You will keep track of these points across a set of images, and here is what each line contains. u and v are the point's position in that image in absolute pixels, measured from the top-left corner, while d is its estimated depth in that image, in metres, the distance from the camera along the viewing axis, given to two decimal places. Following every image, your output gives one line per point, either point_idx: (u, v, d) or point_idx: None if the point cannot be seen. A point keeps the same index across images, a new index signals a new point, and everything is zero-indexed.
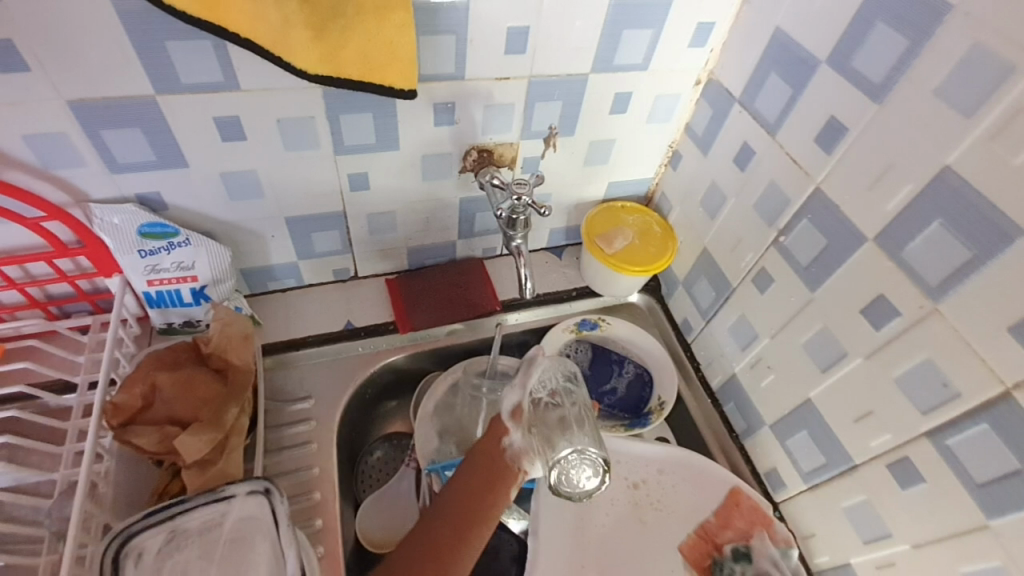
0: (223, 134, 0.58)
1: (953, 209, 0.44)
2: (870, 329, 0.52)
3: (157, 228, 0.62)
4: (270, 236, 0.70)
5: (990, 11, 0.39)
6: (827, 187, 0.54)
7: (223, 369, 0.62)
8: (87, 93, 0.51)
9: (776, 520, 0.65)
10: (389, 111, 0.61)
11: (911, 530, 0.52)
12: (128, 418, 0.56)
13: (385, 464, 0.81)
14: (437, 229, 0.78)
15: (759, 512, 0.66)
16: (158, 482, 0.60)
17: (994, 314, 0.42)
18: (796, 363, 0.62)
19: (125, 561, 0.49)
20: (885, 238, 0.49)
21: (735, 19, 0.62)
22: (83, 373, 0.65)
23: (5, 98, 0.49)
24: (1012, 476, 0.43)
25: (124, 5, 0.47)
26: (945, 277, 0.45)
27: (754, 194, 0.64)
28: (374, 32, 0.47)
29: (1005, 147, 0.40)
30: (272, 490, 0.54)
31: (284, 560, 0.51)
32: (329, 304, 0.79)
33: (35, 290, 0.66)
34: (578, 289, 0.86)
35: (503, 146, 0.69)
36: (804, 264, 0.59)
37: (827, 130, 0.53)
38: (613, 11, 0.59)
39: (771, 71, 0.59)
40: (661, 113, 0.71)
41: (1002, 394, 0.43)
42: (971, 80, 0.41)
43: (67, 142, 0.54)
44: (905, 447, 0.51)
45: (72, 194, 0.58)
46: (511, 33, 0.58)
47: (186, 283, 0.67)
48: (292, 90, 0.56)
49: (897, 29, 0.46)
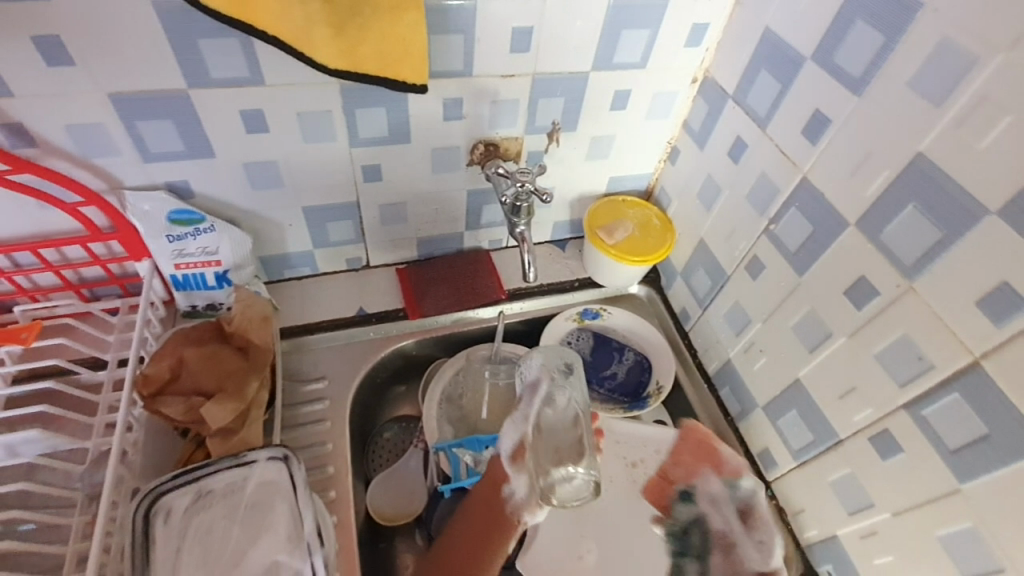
0: (248, 127, 0.62)
1: (925, 193, 0.47)
2: (852, 309, 0.55)
3: (185, 215, 0.66)
4: (288, 225, 0.75)
5: (955, 10, 0.43)
6: (813, 176, 0.58)
7: (244, 347, 0.66)
8: (125, 87, 0.56)
9: (720, 447, 0.69)
10: (402, 106, 0.65)
11: (892, 499, 0.55)
12: (158, 388, 0.61)
13: (394, 445, 0.84)
14: (446, 220, 0.82)
15: (704, 445, 0.70)
16: (182, 452, 0.64)
17: (963, 290, 0.45)
18: (786, 345, 0.65)
19: (155, 517, 0.54)
20: (865, 223, 0.53)
21: (729, 20, 0.66)
22: (114, 350, 0.70)
23: (52, 90, 0.54)
24: (981, 440, 0.46)
25: (162, 6, 0.51)
26: (918, 257, 0.48)
27: (746, 185, 0.67)
28: (390, 30, 0.52)
29: (970, 134, 0.43)
30: (290, 457, 0.58)
31: (301, 520, 0.55)
32: (342, 291, 0.83)
33: (70, 273, 0.70)
34: (581, 280, 0.89)
35: (508, 140, 0.73)
36: (792, 250, 0.62)
37: (813, 122, 0.57)
38: (612, 12, 0.62)
39: (762, 69, 0.62)
40: (659, 109, 0.75)
41: (971, 364, 0.46)
42: (940, 73, 0.44)
43: (106, 132, 0.58)
44: (886, 420, 0.54)
45: (107, 181, 0.63)
46: (516, 33, 0.62)
47: (210, 267, 0.71)
48: (313, 85, 0.60)
49: (874, 26, 0.49)
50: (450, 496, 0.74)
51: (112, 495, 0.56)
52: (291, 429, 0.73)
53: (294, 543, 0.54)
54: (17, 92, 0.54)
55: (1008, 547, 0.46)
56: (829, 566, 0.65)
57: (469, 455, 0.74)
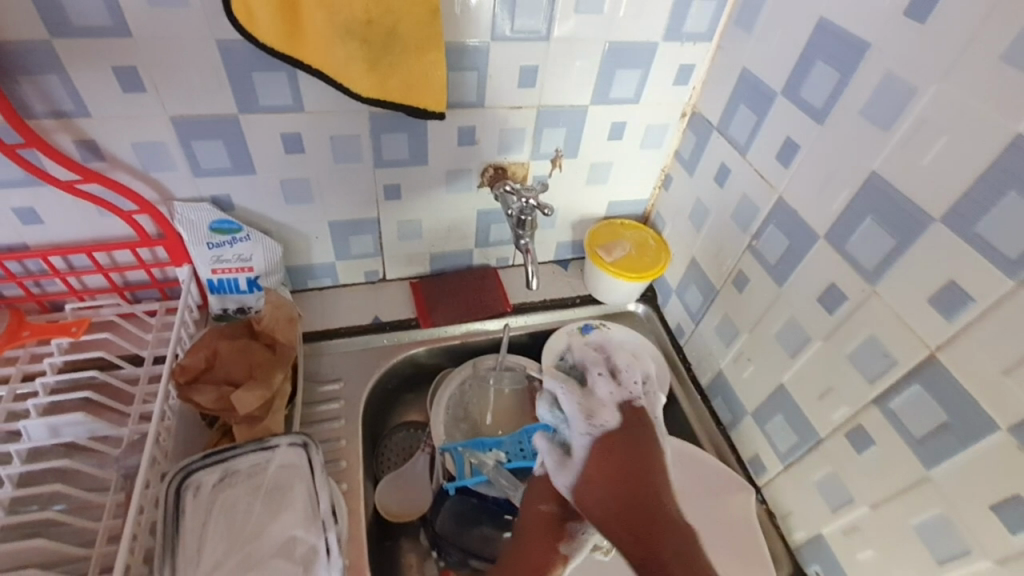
0: (287, 147, 0.71)
1: (880, 206, 0.54)
2: (826, 314, 0.61)
3: (225, 225, 0.74)
4: (315, 237, 0.82)
5: (897, 50, 0.50)
6: (787, 195, 0.65)
7: (271, 344, 0.72)
8: (186, 110, 0.65)
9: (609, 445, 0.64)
10: (422, 132, 0.74)
11: (869, 492, 0.59)
12: (193, 376, 0.67)
13: (402, 449, 0.89)
14: (457, 237, 0.89)
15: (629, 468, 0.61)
16: (209, 440, 0.70)
17: (917, 290, 0.51)
18: (770, 353, 0.70)
19: (185, 491, 0.59)
20: (833, 234, 0.59)
21: (712, 62, 0.75)
22: (151, 347, 0.76)
23: (124, 112, 0.63)
24: (943, 428, 0.51)
25: (224, 43, 0.60)
26: (878, 263, 0.54)
27: (731, 206, 0.74)
28: (415, 66, 0.60)
29: (915, 152, 0.50)
30: (309, 444, 0.63)
31: (318, 500, 0.60)
32: (359, 302, 0.90)
33: (117, 276, 0.78)
34: (582, 296, 0.95)
35: (515, 165, 0.81)
36: (772, 263, 0.68)
37: (785, 148, 0.64)
38: (608, 54, 0.71)
39: (742, 103, 0.70)
40: (652, 140, 0.83)
41: (928, 357, 0.51)
42: (887, 103, 0.52)
43: (164, 149, 0.67)
44: (860, 416, 0.58)
45: (161, 193, 0.71)
46: (523, 70, 0.71)
47: (244, 272, 0.79)
48: (345, 112, 0.69)
49: (832, 65, 0.57)
50: (454, 495, 0.77)
51: (148, 474, 0.61)
52: (308, 426, 0.79)
53: (311, 519, 0.59)
54: (94, 113, 0.62)
55: (974, 528, 0.50)
56: (817, 565, 0.68)
57: (473, 455, 0.77)
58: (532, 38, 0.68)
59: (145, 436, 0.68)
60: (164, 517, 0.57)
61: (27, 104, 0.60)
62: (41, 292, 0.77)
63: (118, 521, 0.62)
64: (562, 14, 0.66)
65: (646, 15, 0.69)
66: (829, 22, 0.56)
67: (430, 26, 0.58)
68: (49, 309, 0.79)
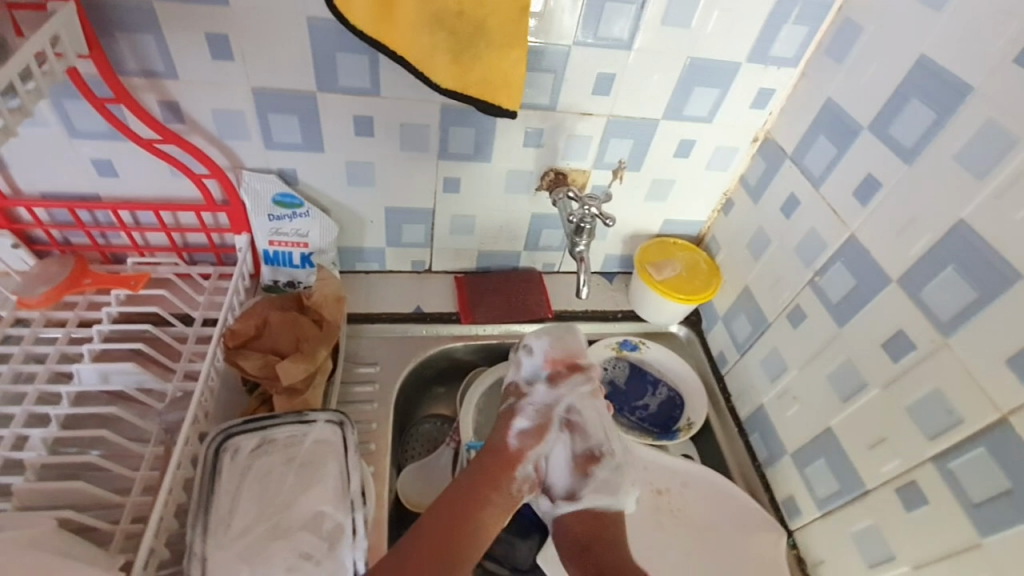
0: (358, 130, 0.72)
1: (964, 256, 0.51)
2: (889, 361, 0.59)
3: (288, 199, 0.76)
4: (369, 221, 0.83)
5: (1001, 98, 0.49)
6: (862, 234, 0.62)
7: (318, 320, 0.75)
8: (268, 84, 0.66)
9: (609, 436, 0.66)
10: (490, 129, 0.74)
11: (912, 552, 0.57)
12: (242, 342, 0.70)
13: (430, 437, 0.91)
14: (507, 238, 0.88)
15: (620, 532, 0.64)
16: (247, 406, 0.72)
17: (996, 348, 0.49)
18: (819, 394, 0.68)
19: (225, 452, 0.61)
20: (906, 280, 0.57)
21: (793, 89, 0.73)
22: (202, 309, 0.78)
23: (211, 79, 0.65)
24: (1005, 494, 0.48)
25: (314, 22, 0.62)
26: (954, 314, 0.52)
27: (796, 238, 0.72)
28: (497, 61, 0.60)
29: (1008, 204, 0.48)
30: (345, 422, 0.65)
31: (351, 478, 0.61)
32: (403, 290, 0.91)
33: (179, 236, 0.80)
34: (624, 311, 0.94)
35: (576, 172, 0.80)
36: (834, 302, 0.66)
37: (864, 185, 0.62)
38: (687, 70, 0.70)
39: (820, 134, 0.68)
40: (719, 162, 0.81)
41: (998, 419, 0.49)
42: (984, 150, 0.50)
43: (242, 119, 0.69)
44: (912, 472, 0.56)
45: (231, 160, 0.73)
46: (600, 78, 0.70)
47: (299, 247, 0.80)
48: (419, 101, 0.70)
49: (926, 106, 0.55)
50: None
51: (190, 431, 0.63)
52: (341, 405, 0.79)
53: (340, 498, 0.60)
54: (182, 77, 0.64)
55: None
56: None
57: None
58: (613, 46, 0.67)
59: (188, 395, 0.70)
60: (203, 475, 0.59)
61: (121, 61, 0.62)
62: (105, 243, 0.80)
63: (154, 473, 0.64)
64: (648, 25, 0.66)
65: (733, 34, 0.67)
66: (930, 61, 0.55)
67: (518, 25, 0.58)
68: (110, 260, 0.82)
